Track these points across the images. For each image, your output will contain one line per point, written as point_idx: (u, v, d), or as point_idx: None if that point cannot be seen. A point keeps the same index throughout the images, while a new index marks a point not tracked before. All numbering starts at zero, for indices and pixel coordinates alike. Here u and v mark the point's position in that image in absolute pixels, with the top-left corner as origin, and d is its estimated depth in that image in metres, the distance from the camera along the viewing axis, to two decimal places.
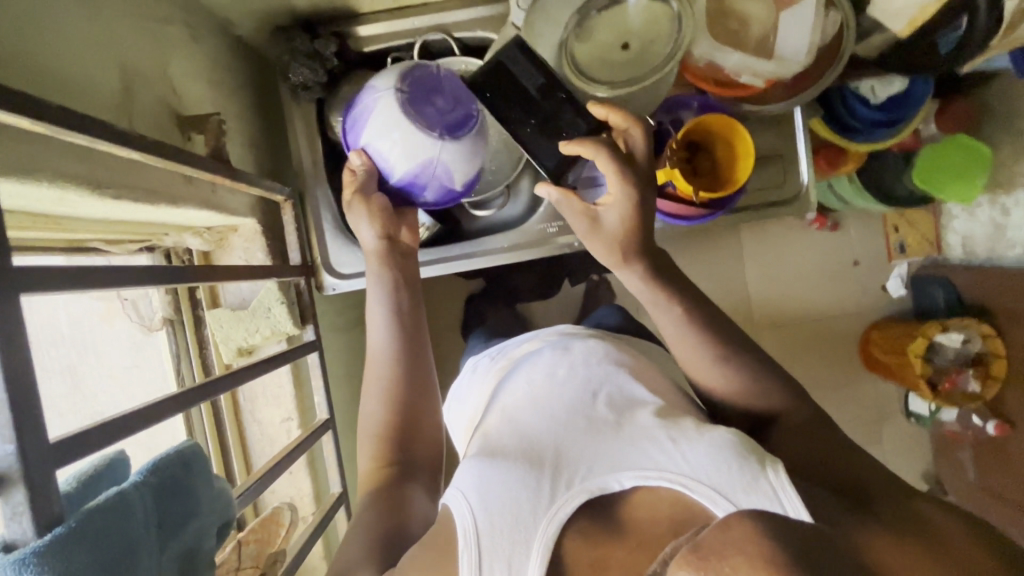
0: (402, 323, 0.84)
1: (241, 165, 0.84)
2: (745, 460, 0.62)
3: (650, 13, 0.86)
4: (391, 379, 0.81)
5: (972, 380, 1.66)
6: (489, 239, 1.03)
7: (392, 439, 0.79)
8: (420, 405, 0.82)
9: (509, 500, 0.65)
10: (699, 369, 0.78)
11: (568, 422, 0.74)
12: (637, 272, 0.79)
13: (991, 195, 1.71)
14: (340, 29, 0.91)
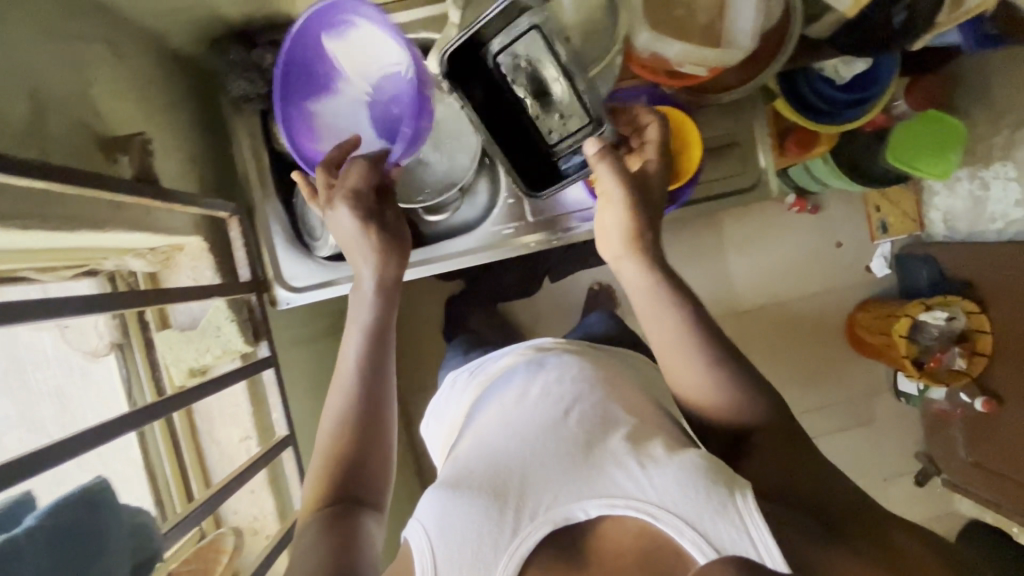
0: (377, 358, 0.77)
1: (181, 182, 0.82)
2: (713, 487, 0.62)
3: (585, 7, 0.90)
4: (357, 405, 0.73)
5: (958, 357, 1.64)
6: (446, 243, 1.02)
7: (347, 462, 0.71)
8: (383, 422, 0.74)
9: (468, 535, 0.64)
10: (681, 373, 0.76)
11: (537, 443, 0.72)
12: (644, 263, 0.78)
13: (970, 169, 1.70)
14: (277, 37, 0.88)
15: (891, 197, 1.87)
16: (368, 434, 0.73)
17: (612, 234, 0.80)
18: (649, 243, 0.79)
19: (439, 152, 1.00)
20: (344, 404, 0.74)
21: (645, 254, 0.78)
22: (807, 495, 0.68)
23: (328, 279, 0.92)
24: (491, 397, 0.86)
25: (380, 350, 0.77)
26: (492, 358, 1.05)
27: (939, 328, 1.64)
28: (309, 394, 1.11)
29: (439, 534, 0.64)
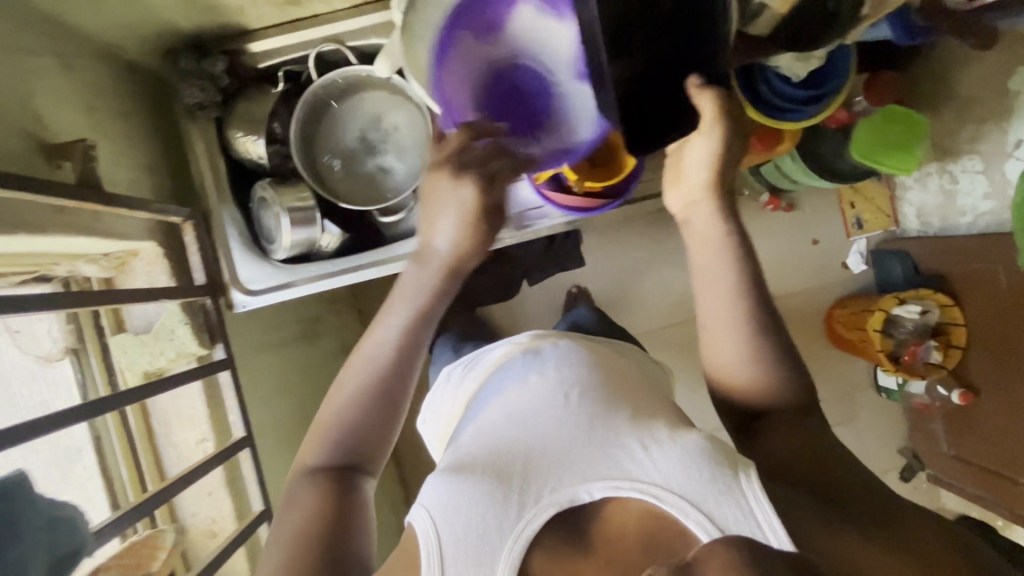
0: (415, 340, 0.78)
1: (135, 189, 0.84)
2: (718, 468, 0.67)
3: None
4: (374, 385, 0.77)
5: (933, 350, 1.63)
6: (400, 245, 0.98)
7: (349, 434, 0.75)
8: (400, 401, 0.77)
9: (473, 517, 0.67)
10: (720, 338, 0.81)
11: (540, 427, 0.76)
12: (722, 223, 0.82)
13: (939, 163, 1.67)
14: (233, 47, 0.92)
15: (864, 193, 1.89)
16: (376, 411, 0.76)
17: (694, 172, 0.81)
18: (722, 192, 0.82)
19: (399, 157, 1.01)
20: (366, 381, 0.77)
21: (717, 204, 0.82)
22: (813, 475, 0.71)
23: (286, 281, 0.94)
24: (494, 386, 0.88)
25: (418, 330, 0.79)
26: (488, 348, 1.06)
27: (913, 321, 1.65)
28: (274, 398, 1.12)
29: (446, 517, 0.68)
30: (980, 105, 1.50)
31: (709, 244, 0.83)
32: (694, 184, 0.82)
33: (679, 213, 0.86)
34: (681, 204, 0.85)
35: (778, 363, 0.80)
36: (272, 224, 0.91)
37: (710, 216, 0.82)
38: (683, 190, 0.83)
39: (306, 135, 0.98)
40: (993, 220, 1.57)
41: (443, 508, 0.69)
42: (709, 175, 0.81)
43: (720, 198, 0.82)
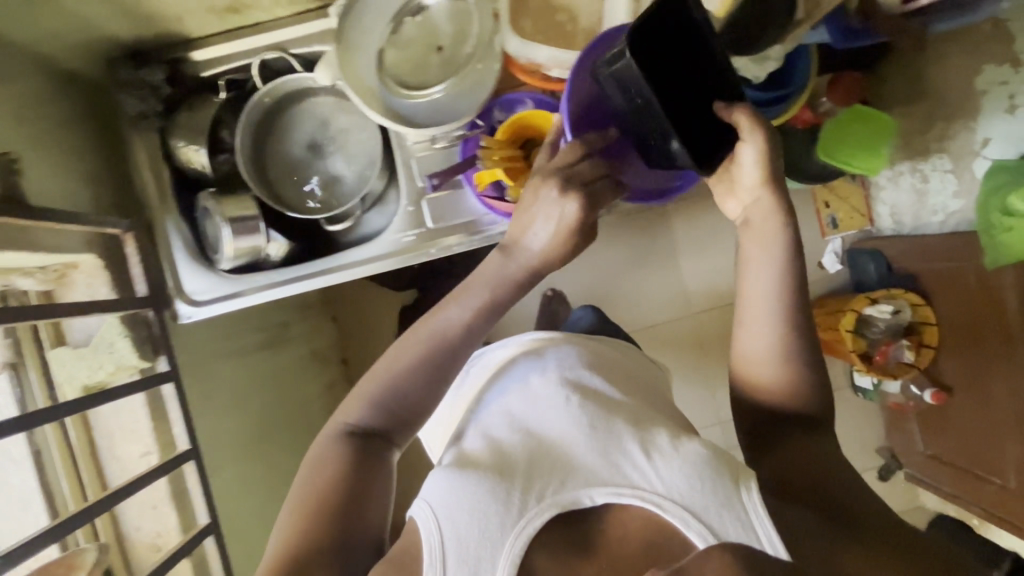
0: (472, 328, 0.81)
1: (73, 202, 0.83)
2: (718, 479, 0.67)
3: (455, 13, 0.88)
4: (420, 365, 0.79)
5: (905, 350, 1.59)
6: (349, 253, 0.98)
7: (389, 402, 0.78)
8: (433, 386, 0.79)
9: (474, 515, 0.67)
10: (756, 328, 0.79)
11: (544, 433, 0.77)
12: (781, 239, 0.79)
13: (911, 161, 1.60)
14: (175, 55, 0.91)
15: (839, 191, 1.78)
16: (417, 389, 0.78)
17: (746, 175, 0.78)
18: (780, 194, 0.79)
19: (348, 162, 1.01)
20: (411, 360, 0.79)
21: (774, 200, 0.78)
22: (817, 492, 0.72)
23: (234, 291, 0.95)
24: (501, 391, 0.89)
25: (479, 321, 0.81)
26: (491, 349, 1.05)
27: (885, 321, 1.60)
28: (230, 409, 1.09)
29: (448, 514, 0.68)
30: (949, 104, 1.46)
31: (765, 240, 0.79)
32: (748, 187, 0.79)
33: (737, 219, 0.83)
34: (738, 212, 0.82)
35: (811, 376, 0.79)
36: (217, 235, 0.91)
37: (769, 217, 0.79)
38: (737, 197, 0.82)
39: (252, 143, 0.98)
40: (965, 218, 1.50)
41: (444, 504, 0.69)
42: (759, 174, 0.78)
43: (779, 197, 0.78)
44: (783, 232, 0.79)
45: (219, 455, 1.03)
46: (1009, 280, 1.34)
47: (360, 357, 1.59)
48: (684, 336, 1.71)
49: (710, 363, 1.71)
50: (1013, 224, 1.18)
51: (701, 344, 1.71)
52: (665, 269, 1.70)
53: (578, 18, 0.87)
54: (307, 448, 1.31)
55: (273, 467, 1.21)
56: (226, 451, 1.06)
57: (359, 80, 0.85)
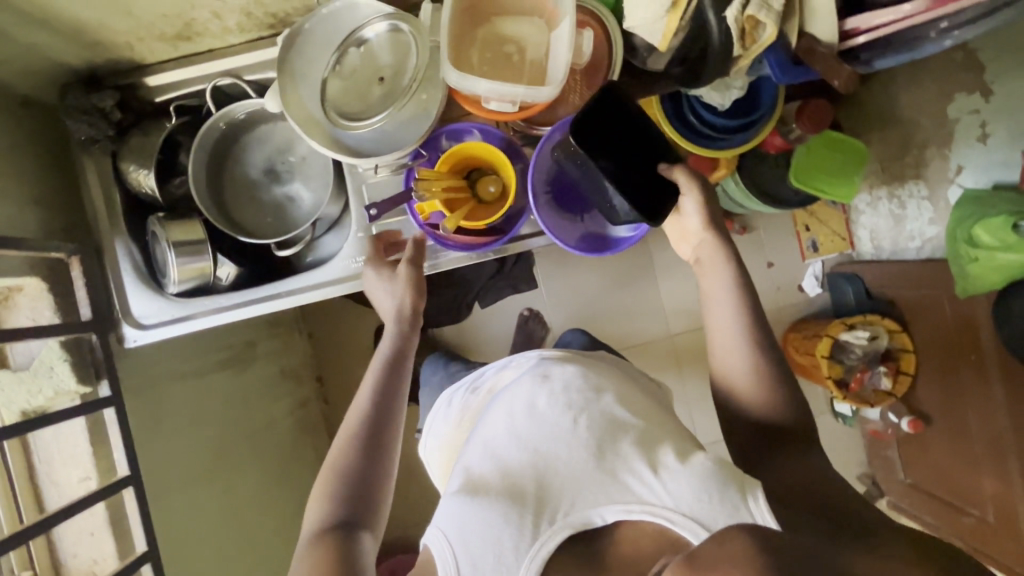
0: (389, 380, 0.86)
1: (21, 227, 0.85)
2: (726, 489, 0.64)
3: (396, 45, 0.90)
4: (358, 442, 0.80)
5: (882, 377, 1.50)
6: (299, 278, 0.98)
7: (347, 492, 0.77)
8: (382, 451, 0.81)
9: (489, 543, 0.68)
10: (726, 357, 0.81)
11: (552, 452, 0.75)
12: (732, 269, 0.84)
13: (889, 187, 1.50)
14: (128, 81, 0.96)
15: (818, 214, 1.70)
16: (367, 462, 0.79)
17: (690, 219, 0.86)
18: (724, 235, 0.86)
19: (306, 185, 1.02)
20: (350, 436, 0.81)
21: (718, 240, 0.85)
22: (817, 494, 0.69)
23: (181, 314, 0.97)
24: (493, 405, 0.89)
25: (393, 379, 0.86)
26: (486, 372, 1.07)
27: (862, 347, 1.51)
28: (190, 427, 1.08)
29: (462, 543, 0.68)
30: (921, 131, 1.35)
31: (716, 273, 0.85)
32: (695, 230, 0.87)
33: (690, 260, 0.90)
34: (692, 252, 0.89)
35: (787, 393, 0.80)
36: (163, 259, 0.93)
37: (720, 253, 0.85)
38: (690, 239, 0.89)
39: (207, 168, 0.98)
40: (941, 246, 1.39)
41: (459, 531, 0.70)
42: (702, 219, 0.86)
43: (722, 237, 0.85)
44: (732, 263, 0.84)
45: (168, 478, 1.01)
46: (981, 310, 1.25)
47: (335, 375, 1.58)
48: (666, 359, 1.67)
49: (691, 388, 1.67)
50: (979, 255, 1.14)
51: (684, 368, 1.67)
52: (644, 293, 1.66)
53: (526, 50, 0.88)
54: (269, 469, 1.29)
55: (239, 491, 1.19)
56: (181, 479, 1.04)
57: (303, 109, 0.91)
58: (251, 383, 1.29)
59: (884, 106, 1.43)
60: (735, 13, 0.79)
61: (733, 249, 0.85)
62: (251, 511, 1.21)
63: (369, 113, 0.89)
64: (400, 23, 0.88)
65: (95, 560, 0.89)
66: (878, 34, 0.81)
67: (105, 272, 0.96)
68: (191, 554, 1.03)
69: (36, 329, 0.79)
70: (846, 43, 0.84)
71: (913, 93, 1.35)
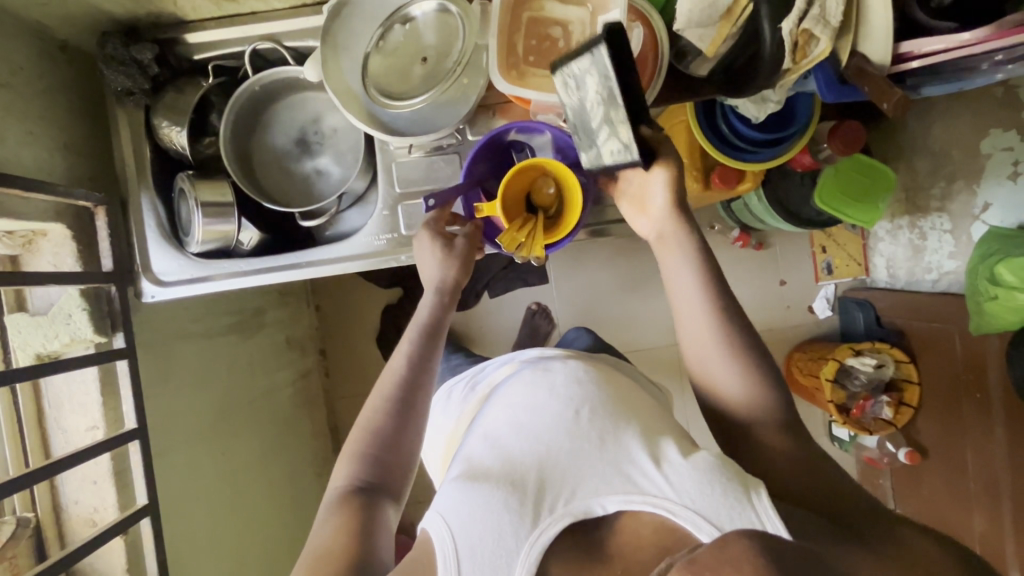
0: (422, 357, 0.85)
1: (47, 171, 0.85)
2: (729, 484, 0.65)
3: (441, 27, 0.90)
4: (390, 403, 0.81)
5: (884, 406, 1.48)
6: (322, 250, 0.98)
7: (375, 449, 0.78)
8: (405, 424, 0.80)
9: (488, 528, 0.67)
10: (711, 365, 0.79)
11: (578, 437, 0.75)
12: (694, 255, 0.81)
13: (911, 217, 1.49)
14: (169, 36, 0.94)
15: (835, 237, 1.70)
16: (396, 414, 0.80)
17: (655, 202, 0.83)
18: (686, 215, 0.83)
19: (334, 160, 1.02)
20: (385, 400, 0.81)
21: (681, 222, 0.82)
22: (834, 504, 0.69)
23: (202, 275, 0.97)
24: (495, 399, 0.89)
25: (430, 350, 0.86)
26: (487, 369, 1.07)
27: (868, 374, 1.49)
28: (195, 386, 1.09)
29: (460, 525, 0.68)
30: (948, 163, 1.34)
31: (676, 256, 0.83)
32: (658, 208, 0.83)
33: (649, 236, 0.87)
34: (651, 229, 0.86)
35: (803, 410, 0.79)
36: (189, 217, 0.93)
37: (681, 238, 0.82)
38: (648, 215, 0.85)
39: (237, 132, 0.98)
40: (957, 280, 1.38)
41: (457, 516, 0.69)
42: (667, 199, 0.82)
43: (685, 217, 0.83)
44: (695, 248, 0.82)
45: (172, 435, 1.02)
46: (993, 349, 1.24)
47: (338, 349, 1.60)
48: (669, 366, 1.67)
49: (691, 397, 1.67)
50: (998, 293, 1.13)
51: (686, 377, 1.67)
52: (655, 297, 1.66)
53: (571, 33, 0.88)
54: (266, 436, 1.29)
55: (237, 457, 1.19)
56: (183, 438, 1.05)
57: (342, 81, 0.91)
58: (254, 351, 1.29)
59: (912, 134, 1.42)
60: (791, 26, 0.76)
61: (695, 230, 0.83)
62: (245, 475, 1.21)
63: (410, 93, 0.89)
64: (450, 5, 0.88)
65: (94, 508, 0.90)
66: (932, 61, 0.77)
67: (128, 224, 0.96)
68: (187, 512, 1.04)
69: (58, 275, 0.79)
70: (898, 67, 0.80)
71: (942, 124, 1.34)
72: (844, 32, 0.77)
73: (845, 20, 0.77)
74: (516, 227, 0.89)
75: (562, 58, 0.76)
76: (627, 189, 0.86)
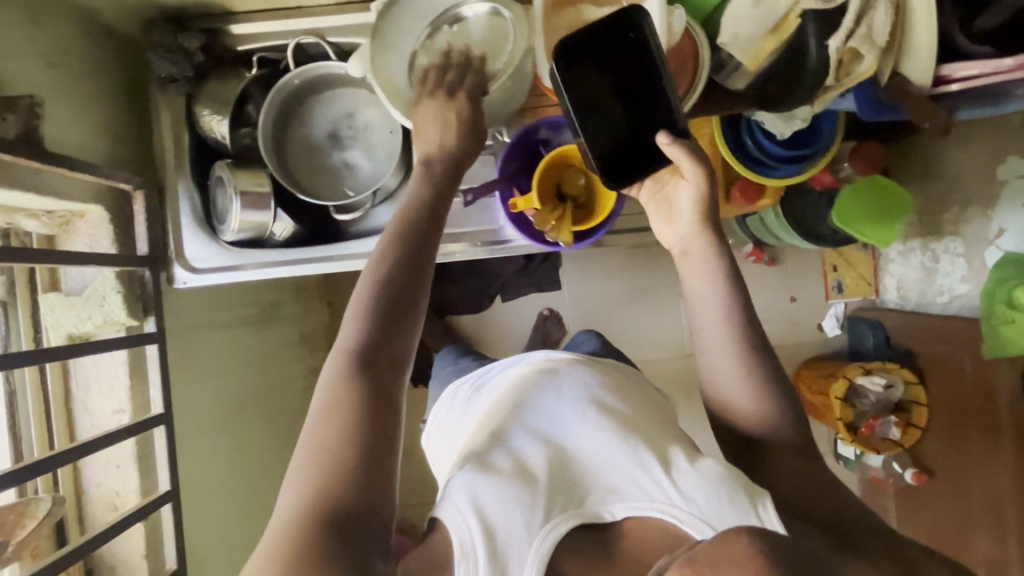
0: (423, 221, 0.72)
1: (87, 152, 0.85)
2: (735, 493, 0.65)
3: (490, 28, 0.91)
4: (390, 269, 0.68)
5: (893, 427, 1.48)
6: (354, 244, 0.99)
7: (377, 320, 0.66)
8: (407, 299, 0.68)
9: (504, 517, 0.65)
10: (727, 383, 0.76)
11: (585, 438, 0.76)
12: (723, 271, 0.77)
13: (924, 238, 1.51)
14: (214, 26, 0.95)
15: (847, 257, 1.72)
16: (400, 301, 0.67)
17: (685, 215, 0.78)
18: (714, 229, 0.78)
19: (365, 155, 1.02)
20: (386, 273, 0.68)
21: (710, 239, 0.77)
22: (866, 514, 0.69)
23: (234, 264, 0.97)
24: (502, 398, 0.88)
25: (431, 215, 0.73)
26: (493, 370, 1.06)
27: (876, 395, 1.49)
28: (213, 376, 1.09)
29: (477, 516, 0.65)
30: (963, 188, 1.36)
31: (705, 273, 0.77)
32: (686, 223, 0.78)
33: (672, 250, 0.81)
34: (675, 242, 0.80)
35: None
36: (226, 206, 0.94)
37: (709, 255, 0.77)
38: (675, 227, 0.79)
39: (272, 125, 0.98)
40: (970, 304, 1.39)
41: (471, 501, 0.66)
42: (699, 211, 0.77)
43: (714, 233, 0.78)
44: (722, 265, 0.77)
45: (193, 423, 1.02)
46: (1003, 372, 1.26)
47: None
48: (678, 378, 1.68)
49: (699, 410, 1.68)
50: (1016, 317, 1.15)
51: (695, 390, 1.68)
52: (667, 309, 1.67)
53: None
54: (277, 429, 1.29)
55: (248, 448, 1.19)
56: (202, 426, 1.04)
57: (387, 76, 0.90)
58: (269, 343, 1.29)
59: (928, 157, 1.44)
60: (838, 44, 0.77)
61: (723, 246, 0.78)
62: (255, 467, 1.20)
63: None
64: (503, 9, 0.90)
65: (116, 492, 0.89)
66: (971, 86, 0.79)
67: (164, 210, 0.97)
68: (202, 502, 1.03)
69: (96, 254, 0.80)
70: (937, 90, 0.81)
71: (960, 149, 1.36)
72: (888, 53, 0.79)
73: (890, 40, 0.78)
74: (548, 210, 0.92)
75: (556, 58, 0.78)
76: (653, 195, 0.80)
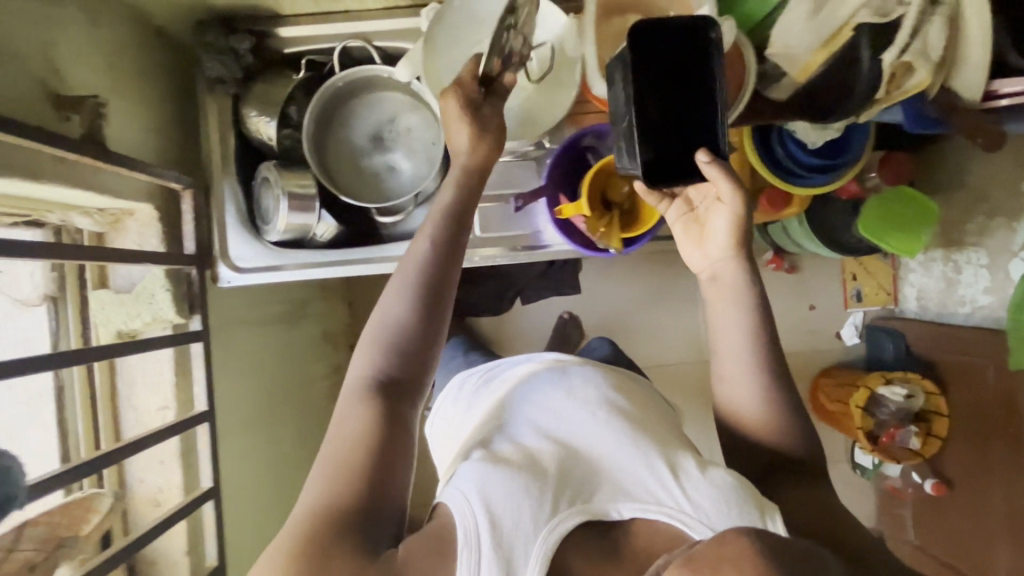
0: (445, 244, 0.72)
1: (139, 151, 0.87)
2: (746, 505, 0.64)
3: None
4: (412, 295, 0.69)
5: (913, 436, 1.47)
6: (391, 247, 1.00)
7: (396, 347, 0.68)
8: (425, 330, 0.69)
9: (511, 506, 0.62)
10: (748, 393, 0.76)
11: (592, 437, 0.74)
12: (753, 297, 0.77)
13: (945, 249, 1.52)
14: (261, 28, 0.96)
15: (867, 266, 1.72)
16: (422, 327, 0.69)
17: (717, 237, 0.77)
18: (746, 253, 0.78)
19: (407, 157, 1.03)
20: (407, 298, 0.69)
21: (741, 263, 0.77)
22: None
23: (275, 264, 0.98)
24: (515, 396, 0.85)
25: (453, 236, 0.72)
26: (504, 366, 1.05)
27: (896, 404, 1.48)
28: (247, 374, 1.10)
29: (487, 503, 0.61)
30: (988, 200, 1.37)
31: (735, 296, 0.77)
32: (719, 247, 0.77)
33: (700, 271, 0.81)
34: (704, 266, 0.80)
35: None
36: (272, 207, 0.95)
37: (739, 279, 0.77)
38: (704, 249, 0.79)
39: (316, 124, 0.99)
40: (991, 315, 1.40)
41: (479, 489, 0.63)
42: (731, 239, 0.77)
43: (745, 258, 0.77)
44: (751, 291, 0.77)
45: (230, 420, 1.03)
46: None
47: None
48: (697, 384, 1.68)
49: None
50: None
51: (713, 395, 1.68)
52: (687, 315, 1.68)
53: None
54: (302, 428, 1.30)
55: (277, 447, 1.20)
56: (238, 424, 1.05)
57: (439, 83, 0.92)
58: (296, 342, 1.30)
59: (953, 169, 1.45)
60: (892, 57, 0.79)
61: (752, 271, 0.78)
62: (283, 465, 1.21)
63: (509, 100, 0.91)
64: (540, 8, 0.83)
65: (159, 488, 0.91)
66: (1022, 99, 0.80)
67: (209, 209, 0.98)
68: (237, 499, 1.04)
69: (148, 252, 0.81)
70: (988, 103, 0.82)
71: (987, 161, 1.36)
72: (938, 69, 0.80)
73: (942, 57, 0.79)
74: (596, 218, 0.93)
75: (614, 58, 0.77)
76: (688, 213, 0.80)
